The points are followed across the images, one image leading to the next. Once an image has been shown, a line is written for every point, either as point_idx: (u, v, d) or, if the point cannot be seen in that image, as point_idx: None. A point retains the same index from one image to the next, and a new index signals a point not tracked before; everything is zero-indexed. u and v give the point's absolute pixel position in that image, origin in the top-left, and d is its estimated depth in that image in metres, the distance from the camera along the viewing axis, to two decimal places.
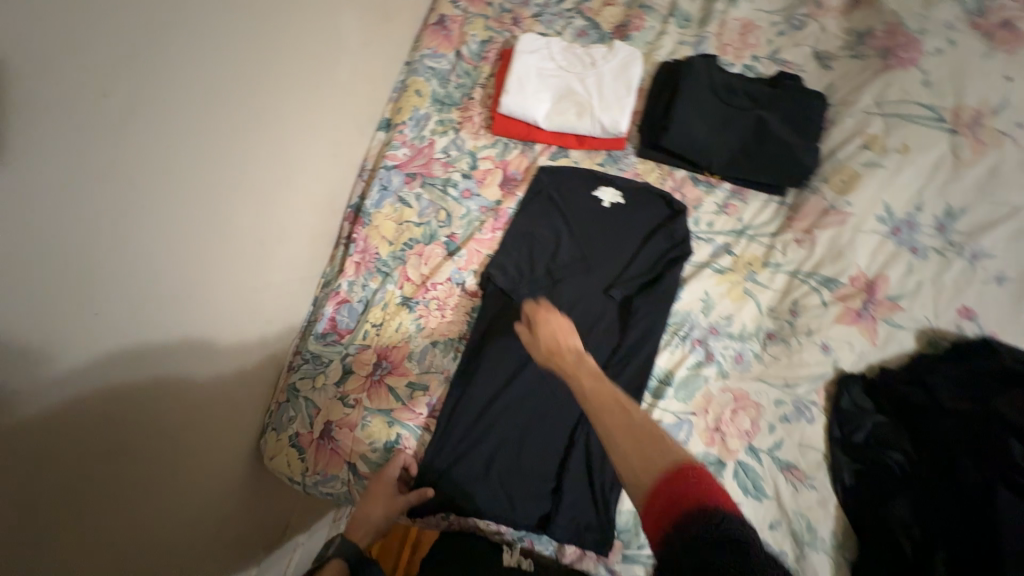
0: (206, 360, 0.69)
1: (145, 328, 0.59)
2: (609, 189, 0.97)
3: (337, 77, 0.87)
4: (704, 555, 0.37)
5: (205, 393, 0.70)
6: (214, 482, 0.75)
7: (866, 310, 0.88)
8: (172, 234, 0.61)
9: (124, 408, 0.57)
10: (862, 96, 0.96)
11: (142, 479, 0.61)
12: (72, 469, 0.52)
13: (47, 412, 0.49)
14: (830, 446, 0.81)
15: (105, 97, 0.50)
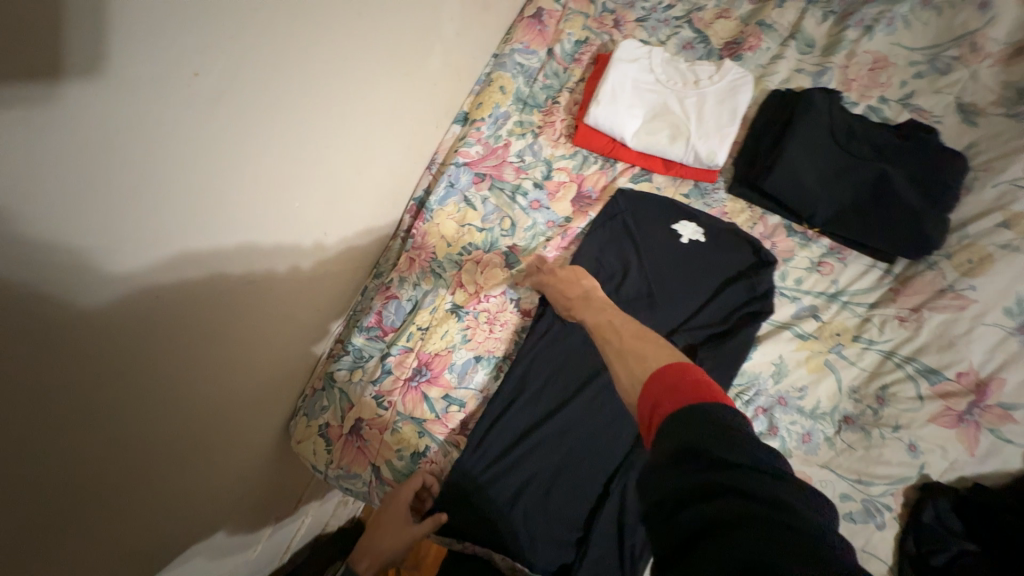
0: (254, 342, 0.65)
1: (209, 309, 0.54)
2: (691, 224, 0.88)
3: (427, 62, 0.82)
4: (681, 418, 0.41)
5: (252, 381, 0.68)
6: (240, 472, 0.72)
7: (971, 415, 0.76)
8: (245, 213, 0.56)
9: (177, 390, 0.53)
10: (1012, 164, 0.82)
11: (185, 460, 0.57)
12: (126, 456, 0.48)
13: (108, 397, 0.44)
14: (899, 560, 0.72)
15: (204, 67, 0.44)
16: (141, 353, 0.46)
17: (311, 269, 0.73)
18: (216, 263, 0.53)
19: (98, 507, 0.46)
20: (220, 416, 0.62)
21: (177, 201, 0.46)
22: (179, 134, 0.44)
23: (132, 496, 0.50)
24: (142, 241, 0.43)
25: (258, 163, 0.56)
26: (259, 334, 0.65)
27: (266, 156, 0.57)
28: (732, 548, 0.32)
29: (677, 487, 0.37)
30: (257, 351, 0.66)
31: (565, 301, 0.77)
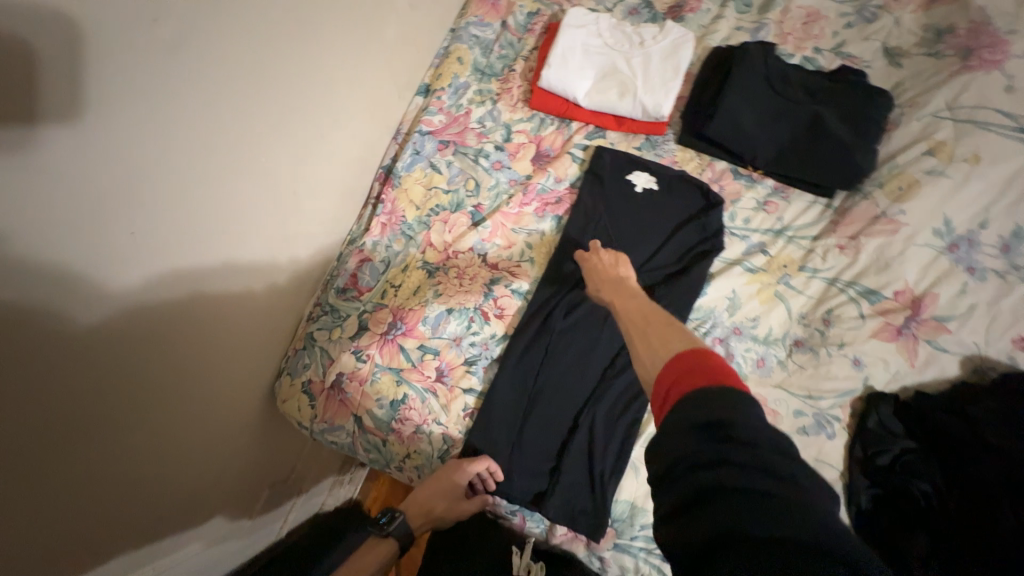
0: (240, 321, 0.73)
1: (196, 284, 0.62)
2: (643, 174, 0.94)
3: (382, 33, 0.86)
4: (699, 394, 0.42)
5: (230, 343, 0.73)
6: (233, 439, 0.81)
7: (908, 328, 0.82)
8: (219, 186, 0.63)
9: (172, 364, 0.62)
10: (934, 98, 0.88)
11: (182, 429, 0.67)
12: (128, 423, 0.57)
13: (110, 365, 0.53)
14: (848, 465, 0.77)
15: (156, 20, 0.49)
16: (112, 312, 0.51)
17: (281, 232, 0.78)
18: (185, 227, 0.59)
19: (108, 465, 0.56)
20: (211, 394, 0.71)
21: (139, 159, 0.51)
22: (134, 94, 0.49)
23: (114, 461, 0.57)
24: (115, 205, 0.49)
25: (218, 126, 0.61)
26: (235, 300, 0.70)
27: (227, 120, 0.62)
28: (739, 503, 0.35)
29: (701, 449, 0.38)
30: (235, 318, 0.72)
31: (596, 281, 0.81)
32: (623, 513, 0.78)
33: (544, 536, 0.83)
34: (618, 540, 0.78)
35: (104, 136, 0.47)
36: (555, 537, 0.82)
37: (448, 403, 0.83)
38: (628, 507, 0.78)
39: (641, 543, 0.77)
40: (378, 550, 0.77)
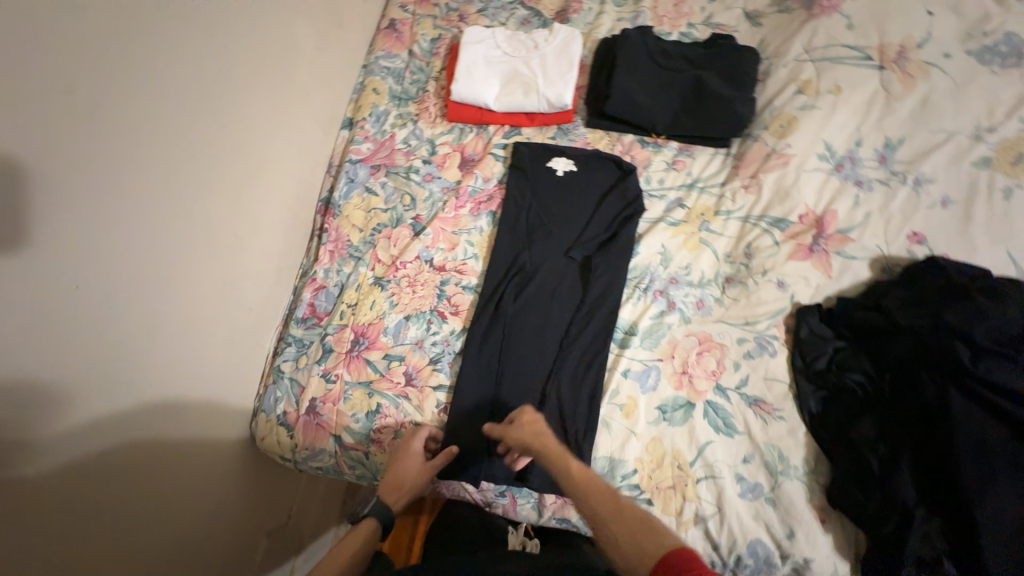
0: (189, 369, 0.77)
1: (136, 331, 0.67)
2: (562, 159, 1.02)
3: (296, 77, 0.94)
4: None
5: (195, 382, 0.78)
6: (225, 495, 0.86)
7: (818, 245, 0.91)
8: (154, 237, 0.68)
9: (152, 440, 0.70)
10: (792, 46, 1.01)
11: (175, 504, 0.74)
12: (118, 501, 0.64)
13: (82, 440, 0.60)
14: (794, 376, 0.83)
15: (69, 91, 0.55)
16: (73, 360, 0.58)
17: (231, 272, 0.84)
18: (138, 281, 0.66)
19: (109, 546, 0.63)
20: (195, 466, 0.78)
21: (77, 222, 0.57)
22: (72, 163, 0.56)
23: (105, 511, 0.62)
24: (46, 261, 0.54)
25: (157, 183, 0.67)
26: (191, 341, 0.77)
27: (166, 175, 0.69)
28: None
29: None
30: (196, 358, 0.78)
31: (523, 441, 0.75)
32: (604, 468, 0.82)
33: (536, 509, 0.85)
34: None
35: (35, 199, 0.52)
36: (547, 507, 0.84)
37: (421, 403, 0.87)
38: (607, 461, 0.83)
39: (626, 493, 0.81)
40: (358, 534, 0.74)
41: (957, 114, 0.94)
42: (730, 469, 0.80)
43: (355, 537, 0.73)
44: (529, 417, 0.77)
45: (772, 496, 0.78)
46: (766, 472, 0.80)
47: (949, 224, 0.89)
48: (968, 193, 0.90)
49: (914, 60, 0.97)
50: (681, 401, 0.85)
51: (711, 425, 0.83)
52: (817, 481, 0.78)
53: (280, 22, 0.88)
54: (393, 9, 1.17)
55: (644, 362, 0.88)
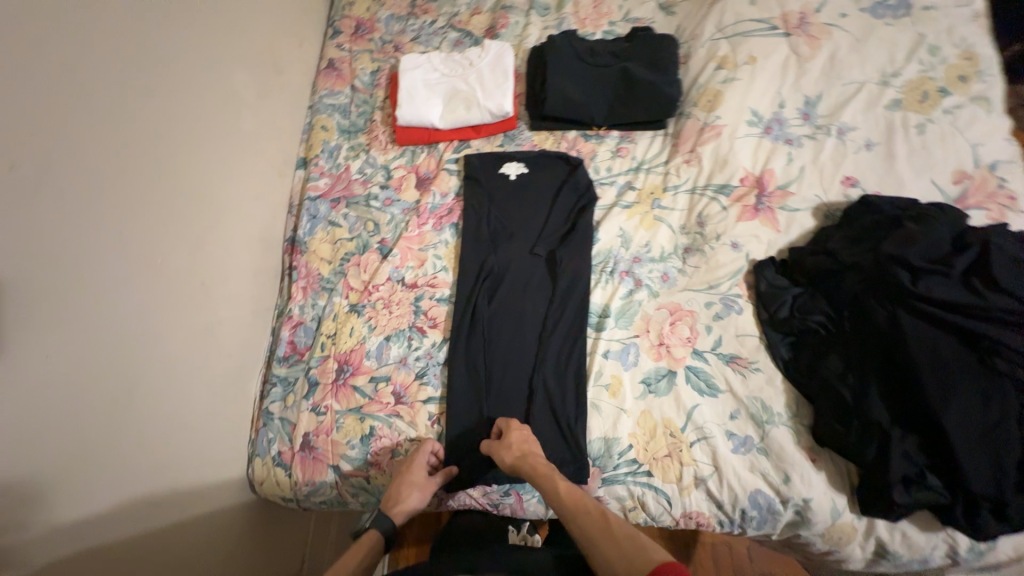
0: (175, 422, 0.78)
1: (113, 388, 0.67)
2: (512, 163, 1.07)
3: (241, 124, 0.97)
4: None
5: (179, 433, 0.78)
6: (229, 548, 0.85)
7: (762, 204, 0.96)
8: (120, 296, 0.69)
9: (138, 500, 0.70)
10: (705, 28, 1.09)
11: (180, 563, 0.74)
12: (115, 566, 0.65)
13: (64, 507, 0.60)
14: (762, 328, 0.87)
15: (15, 167, 0.57)
16: (46, 424, 0.59)
17: (204, 320, 0.85)
18: (108, 339, 0.67)
19: None
20: (192, 522, 0.79)
21: (39, 291, 0.59)
22: (26, 234, 0.58)
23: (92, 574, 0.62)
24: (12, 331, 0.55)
25: (114, 241, 0.69)
26: (171, 392, 0.78)
27: (122, 232, 0.70)
28: None
29: None
30: (178, 408, 0.79)
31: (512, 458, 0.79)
32: (600, 449, 0.84)
33: (542, 502, 0.86)
34: (604, 474, 0.83)
35: None
36: None
37: (413, 418, 0.88)
38: (602, 442, 0.85)
39: (626, 468, 0.83)
40: (362, 545, 0.75)
41: (864, 66, 1.02)
42: (719, 427, 0.83)
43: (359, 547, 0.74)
44: (517, 437, 0.82)
45: (763, 446, 0.81)
46: (753, 423, 0.82)
47: (875, 165, 0.96)
48: (887, 134, 0.97)
49: (815, 24, 1.05)
50: (663, 372, 0.87)
51: (695, 389, 0.86)
52: (802, 423, 0.81)
53: (218, 75, 0.92)
54: (330, 50, 1.22)
55: (622, 341, 0.91)
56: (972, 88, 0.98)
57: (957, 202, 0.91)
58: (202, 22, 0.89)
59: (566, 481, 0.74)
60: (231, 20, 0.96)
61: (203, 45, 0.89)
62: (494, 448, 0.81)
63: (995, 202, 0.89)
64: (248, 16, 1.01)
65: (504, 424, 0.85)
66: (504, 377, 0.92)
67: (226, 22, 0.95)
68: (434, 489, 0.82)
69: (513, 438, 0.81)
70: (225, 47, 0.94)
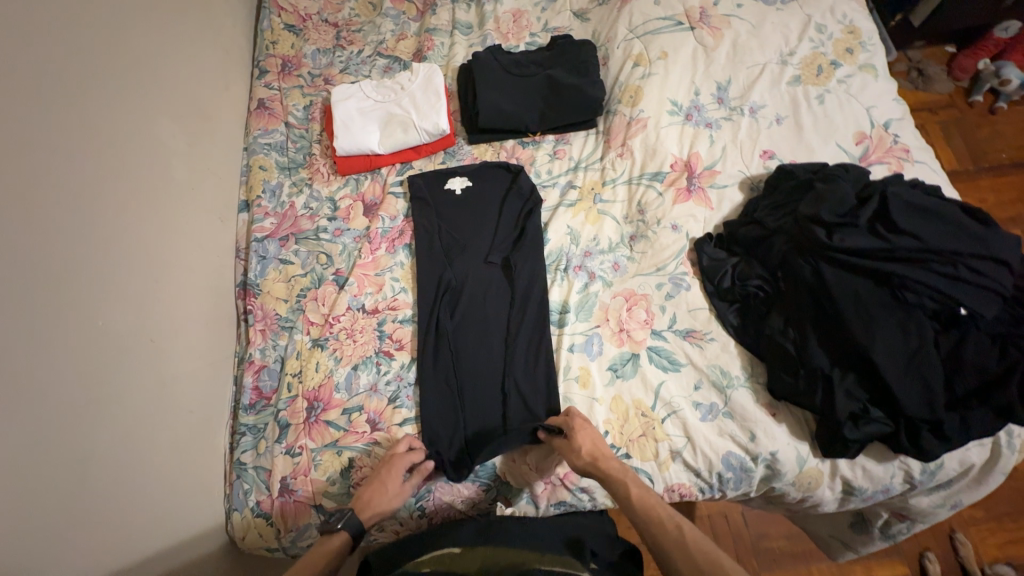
0: (141, 488, 0.75)
1: (68, 461, 0.65)
2: (456, 179, 1.09)
3: (172, 173, 0.95)
4: None
5: (144, 498, 0.75)
6: None
7: (694, 185, 1.03)
8: (65, 366, 0.67)
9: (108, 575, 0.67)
10: (619, 30, 1.16)
11: None
12: None
13: None
14: (710, 300, 0.92)
15: None
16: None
17: (156, 378, 0.82)
18: (51, 413, 0.64)
19: None
20: None
21: None
22: None
23: None
24: None
25: (52, 310, 0.67)
26: (131, 458, 0.74)
27: (52, 299, 0.67)
28: None
29: None
30: (140, 474, 0.75)
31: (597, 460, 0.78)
32: None
33: (531, 502, 0.89)
34: None
35: None
36: (540, 496, 0.88)
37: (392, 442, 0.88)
38: None
39: None
40: (326, 546, 0.73)
41: (763, 49, 1.11)
42: (686, 399, 0.87)
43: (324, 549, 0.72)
44: (584, 437, 0.80)
45: (727, 410, 0.86)
46: (716, 390, 0.87)
47: (787, 136, 1.04)
48: (793, 107, 1.06)
49: (716, 16, 1.14)
50: (627, 355, 0.91)
51: (659, 367, 0.90)
52: (758, 382, 0.87)
53: (141, 128, 0.90)
54: (258, 90, 1.21)
55: (585, 333, 0.94)
56: (858, 58, 1.09)
57: (862, 160, 1.00)
58: (116, 76, 0.87)
59: (637, 487, 0.75)
60: (147, 71, 0.94)
61: (123, 100, 0.87)
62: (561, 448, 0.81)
63: (892, 156, 1.00)
64: (165, 65, 1.00)
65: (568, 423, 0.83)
66: (477, 387, 0.93)
67: (142, 74, 0.93)
68: (409, 496, 0.83)
69: (580, 437, 0.80)
70: (145, 100, 0.92)
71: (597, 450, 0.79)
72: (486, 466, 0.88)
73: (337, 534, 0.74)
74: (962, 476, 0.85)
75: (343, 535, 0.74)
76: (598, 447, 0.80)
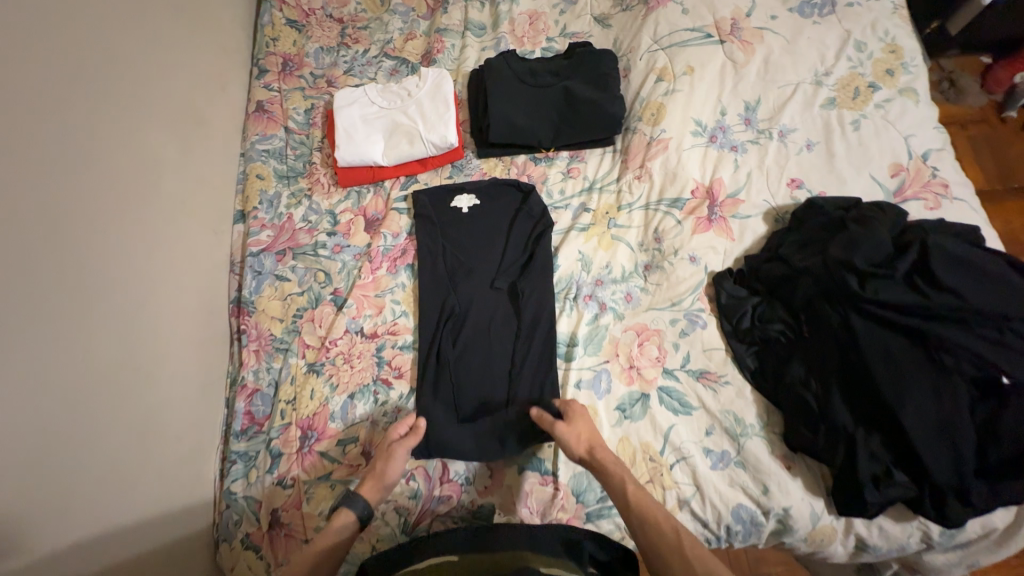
0: (125, 527, 0.71)
1: (47, 508, 0.61)
2: (463, 195, 1.03)
3: (162, 185, 0.90)
4: None
5: (129, 537, 0.72)
6: None
7: (714, 214, 0.97)
8: (45, 406, 0.63)
9: None
10: (642, 40, 1.08)
11: None
12: None
13: None
14: (727, 340, 0.88)
15: None
16: None
17: (144, 407, 0.78)
18: (28, 458, 0.60)
19: None
20: None
21: None
22: None
23: None
24: None
25: (31, 346, 0.62)
26: (116, 495, 0.71)
27: (30, 334, 0.63)
28: None
29: None
30: (125, 511, 0.72)
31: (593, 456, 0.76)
32: (581, 484, 0.82)
33: None
34: (588, 510, 0.81)
35: None
36: None
37: None
38: (584, 477, 0.82)
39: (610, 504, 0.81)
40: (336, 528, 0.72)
41: (797, 67, 1.03)
42: (696, 445, 0.83)
43: (335, 532, 0.71)
44: (583, 425, 0.79)
45: (739, 459, 0.82)
46: (728, 437, 0.83)
47: (817, 164, 0.98)
48: (825, 133, 0.99)
49: (748, 29, 1.06)
50: (636, 395, 0.87)
51: (669, 409, 0.85)
52: (773, 432, 0.82)
53: (130, 138, 0.84)
54: (257, 90, 1.15)
55: (594, 368, 0.89)
56: (899, 81, 1.02)
57: (896, 195, 0.94)
58: (102, 82, 0.81)
59: (635, 486, 0.73)
60: (138, 76, 0.88)
61: (111, 109, 0.81)
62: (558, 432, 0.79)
63: (929, 191, 0.93)
64: (158, 68, 0.93)
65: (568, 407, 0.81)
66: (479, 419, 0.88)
67: (132, 79, 0.87)
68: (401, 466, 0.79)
69: (579, 423, 0.79)
70: (135, 107, 0.86)
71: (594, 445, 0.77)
72: (485, 506, 0.82)
73: (344, 514, 0.73)
74: (982, 538, 0.81)
75: (349, 515, 0.73)
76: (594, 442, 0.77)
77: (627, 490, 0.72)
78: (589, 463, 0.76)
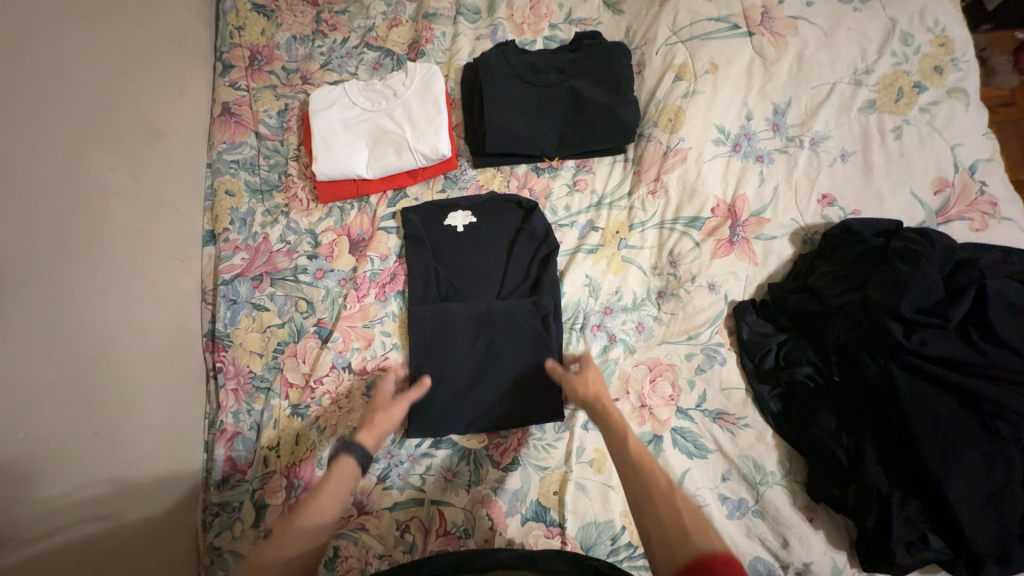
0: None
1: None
2: (458, 213, 0.94)
3: (112, 213, 0.79)
4: None
5: None
6: None
7: (737, 236, 0.87)
8: None
9: None
10: (658, 31, 0.96)
11: None
12: None
13: None
14: (749, 380, 0.80)
15: None
16: None
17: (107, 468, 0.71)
18: None
19: None
20: None
21: None
22: None
23: None
24: None
25: None
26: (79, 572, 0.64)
27: None
28: None
29: None
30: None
31: (598, 405, 0.74)
32: (589, 535, 0.76)
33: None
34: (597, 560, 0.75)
35: None
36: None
37: (379, 529, 0.78)
38: (593, 527, 0.76)
39: (619, 552, 0.75)
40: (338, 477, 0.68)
41: (833, 64, 0.91)
42: (712, 492, 0.76)
43: (340, 480, 0.67)
44: (594, 375, 0.79)
45: (759, 508, 0.75)
46: (746, 485, 0.76)
47: (853, 178, 0.87)
48: (863, 142, 0.89)
49: (779, 18, 0.93)
50: (648, 437, 0.79)
51: (683, 453, 0.78)
52: (796, 481, 0.76)
53: (69, 162, 0.73)
54: (223, 91, 1.02)
55: None
56: (947, 80, 0.90)
57: (939, 215, 0.84)
58: (28, 101, 0.69)
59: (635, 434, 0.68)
60: (73, 85, 0.76)
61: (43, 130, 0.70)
62: (568, 378, 0.79)
63: (976, 210, 0.84)
64: (99, 76, 0.81)
65: (580, 361, 0.82)
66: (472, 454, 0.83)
67: (65, 91, 0.75)
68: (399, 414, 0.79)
69: (589, 373, 0.79)
70: (74, 124, 0.75)
71: (599, 398, 0.75)
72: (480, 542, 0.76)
73: (347, 459, 0.69)
74: None
75: (350, 464, 0.69)
76: (600, 395, 0.75)
77: (628, 433, 0.68)
78: (595, 406, 0.74)
